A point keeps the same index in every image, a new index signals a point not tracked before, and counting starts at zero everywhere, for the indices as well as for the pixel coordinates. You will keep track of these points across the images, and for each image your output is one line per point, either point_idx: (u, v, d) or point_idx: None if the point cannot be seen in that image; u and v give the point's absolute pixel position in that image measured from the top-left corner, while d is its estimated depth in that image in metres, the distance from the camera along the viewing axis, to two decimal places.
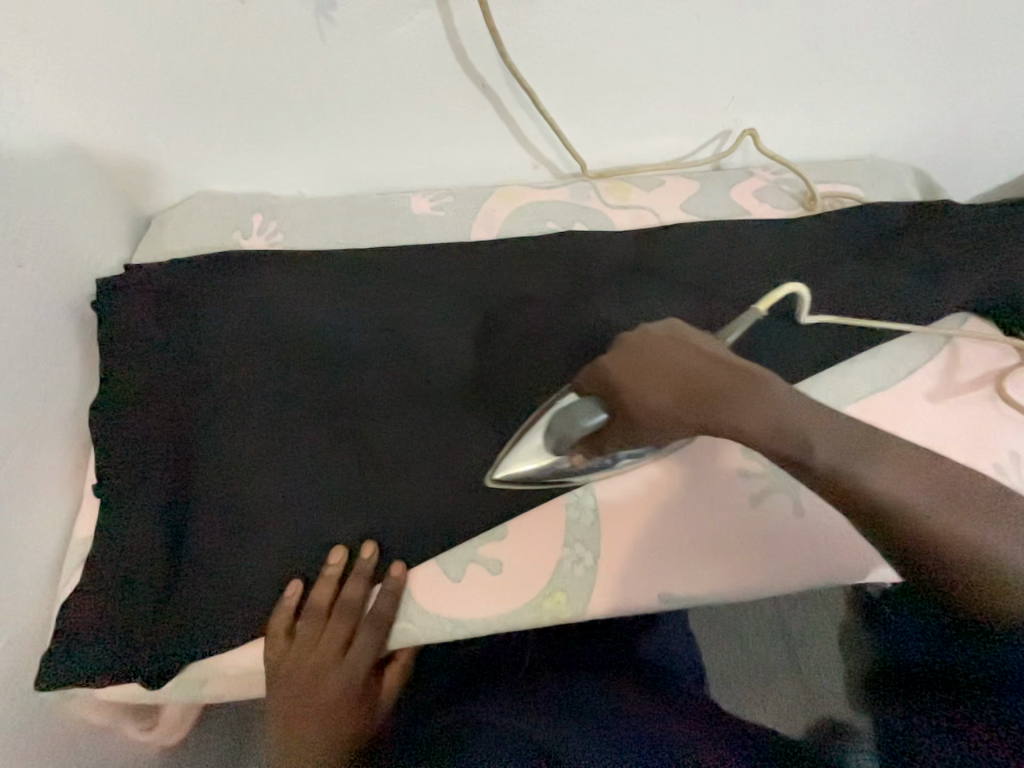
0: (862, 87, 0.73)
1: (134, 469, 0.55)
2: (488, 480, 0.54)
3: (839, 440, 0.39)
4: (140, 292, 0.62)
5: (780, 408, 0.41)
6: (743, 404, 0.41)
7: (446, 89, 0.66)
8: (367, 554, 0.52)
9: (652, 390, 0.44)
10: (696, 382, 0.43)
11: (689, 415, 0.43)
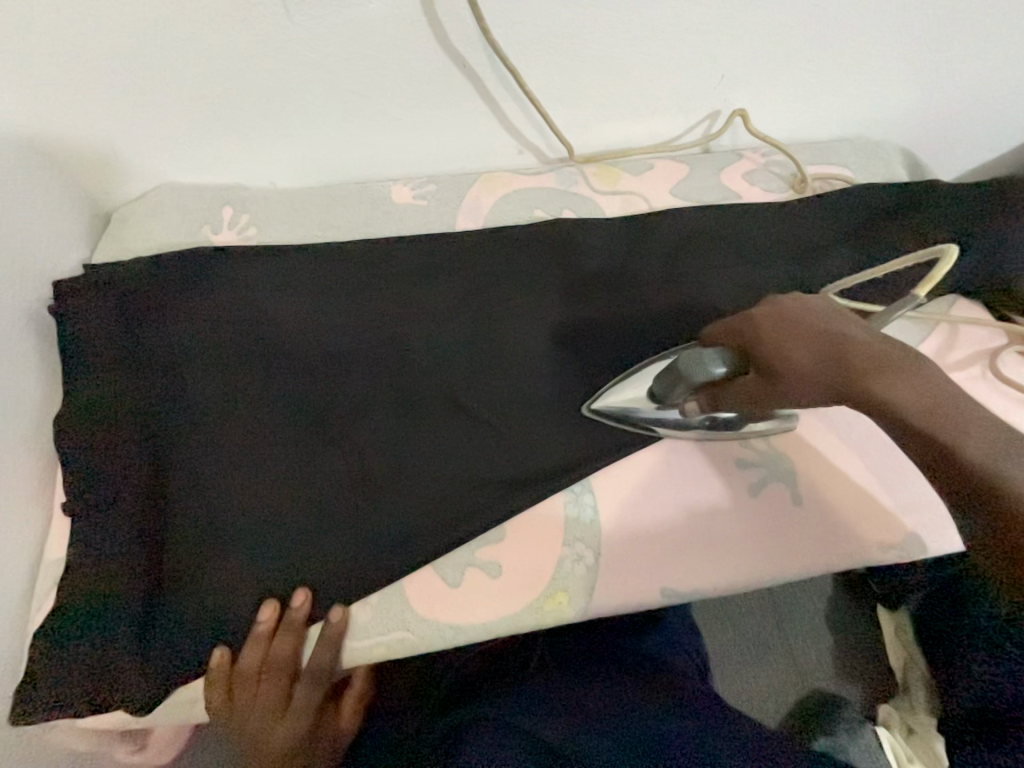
0: (859, 63, 0.70)
1: (105, 486, 0.52)
2: (587, 408, 0.57)
3: (979, 430, 0.36)
4: (102, 295, 0.58)
5: (933, 395, 0.38)
6: (889, 375, 0.40)
7: (425, 70, 0.61)
8: (299, 602, 0.49)
9: (808, 350, 0.44)
10: (849, 348, 0.42)
11: (821, 377, 0.43)
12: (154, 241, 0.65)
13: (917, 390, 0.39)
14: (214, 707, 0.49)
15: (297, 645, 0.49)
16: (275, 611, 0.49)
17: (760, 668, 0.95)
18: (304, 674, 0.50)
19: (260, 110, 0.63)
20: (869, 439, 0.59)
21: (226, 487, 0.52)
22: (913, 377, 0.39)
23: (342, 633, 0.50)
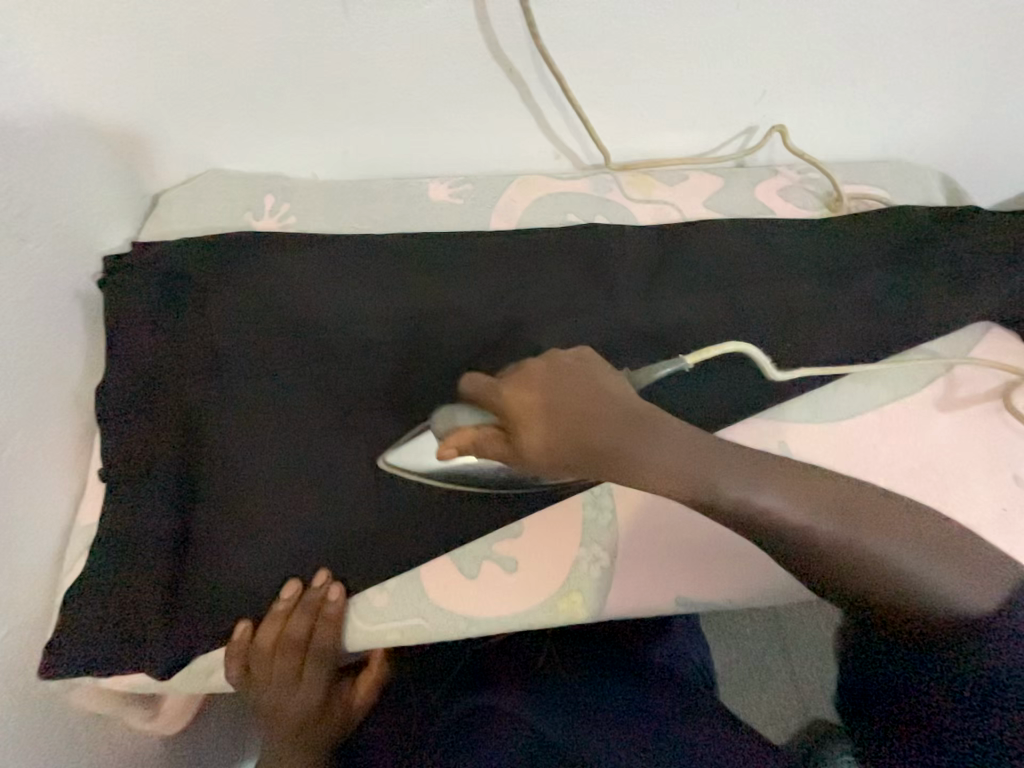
0: (899, 86, 0.70)
1: (140, 455, 0.54)
2: (381, 462, 0.53)
3: (725, 465, 0.40)
4: (147, 273, 0.60)
5: (675, 449, 0.40)
6: (647, 440, 0.40)
7: (470, 71, 0.63)
8: (318, 583, 0.51)
9: (552, 419, 0.41)
10: (589, 417, 0.41)
11: (583, 452, 0.40)
12: (197, 222, 0.67)
13: (674, 449, 0.40)
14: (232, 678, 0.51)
15: (311, 627, 0.51)
16: (296, 591, 0.50)
17: (764, 689, 0.94)
18: (315, 654, 0.52)
19: (308, 100, 0.65)
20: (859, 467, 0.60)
21: (254, 466, 0.53)
22: (681, 444, 0.40)
23: (351, 617, 0.51)
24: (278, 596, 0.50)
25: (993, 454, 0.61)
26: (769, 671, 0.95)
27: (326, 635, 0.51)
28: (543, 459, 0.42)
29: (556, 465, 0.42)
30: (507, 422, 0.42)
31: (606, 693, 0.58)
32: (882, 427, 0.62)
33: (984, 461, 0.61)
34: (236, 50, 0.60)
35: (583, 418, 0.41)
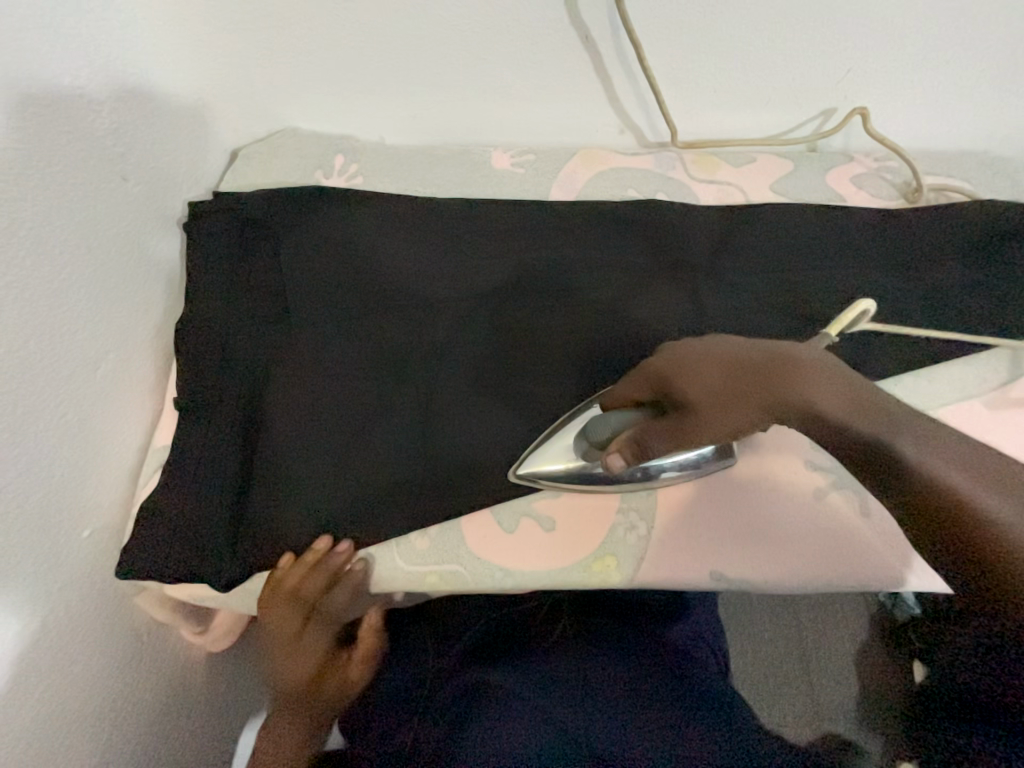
0: (996, 71, 0.66)
1: (212, 387, 0.57)
2: (510, 475, 0.54)
3: (898, 422, 0.37)
4: (227, 220, 0.64)
5: (848, 394, 0.38)
6: (826, 383, 0.39)
7: (545, 38, 0.63)
8: (345, 550, 0.53)
9: (713, 370, 0.41)
10: (758, 358, 0.40)
11: (752, 399, 0.40)
12: (272, 177, 0.70)
13: (842, 395, 0.38)
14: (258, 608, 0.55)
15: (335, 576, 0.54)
16: (325, 543, 0.53)
17: (783, 692, 0.93)
18: (325, 607, 0.54)
19: (388, 63, 0.66)
20: None
21: (314, 407, 0.56)
22: (865, 391, 0.38)
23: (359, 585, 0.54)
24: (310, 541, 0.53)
25: None
26: (789, 673, 0.94)
27: (345, 587, 0.54)
28: (713, 415, 0.42)
29: (730, 422, 0.42)
30: (667, 390, 0.44)
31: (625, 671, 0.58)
32: None
33: None
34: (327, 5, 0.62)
35: (759, 366, 0.40)
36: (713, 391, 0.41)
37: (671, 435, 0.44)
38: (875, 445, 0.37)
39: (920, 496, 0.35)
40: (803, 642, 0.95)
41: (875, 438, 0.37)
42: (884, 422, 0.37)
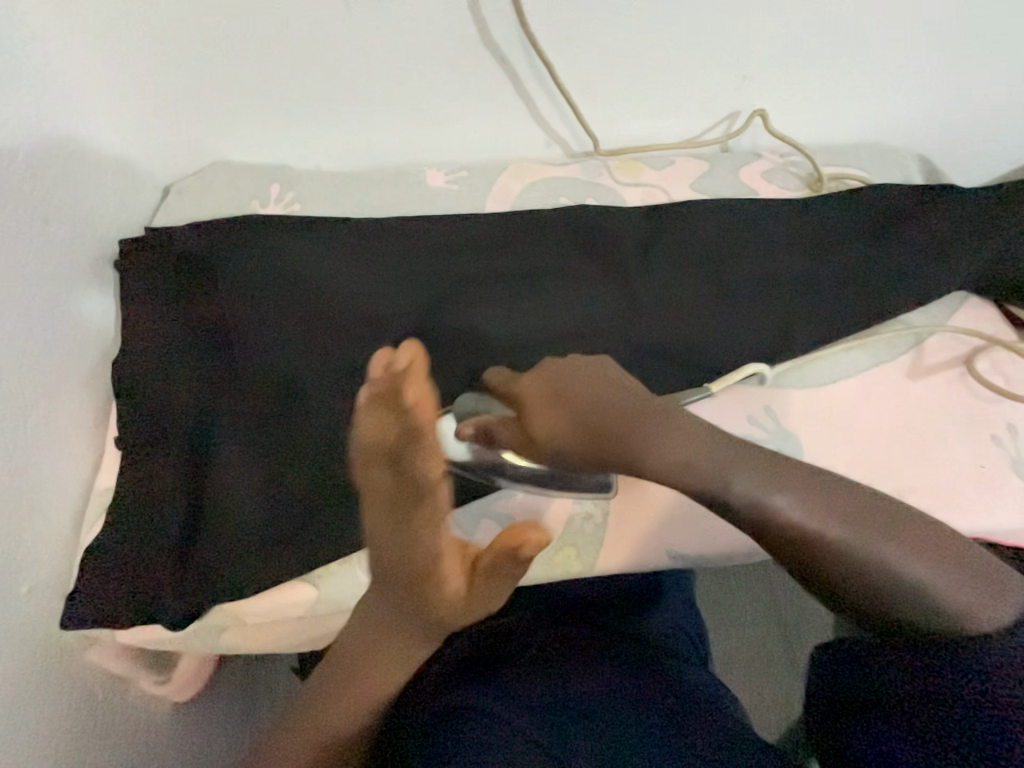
0: (870, 71, 0.74)
1: (155, 424, 0.56)
2: None
3: (719, 460, 0.46)
4: (163, 255, 0.64)
5: (689, 444, 0.47)
6: (664, 438, 0.47)
7: (464, 61, 0.67)
8: (409, 358, 0.40)
9: (559, 407, 0.48)
10: (601, 407, 0.48)
11: (601, 450, 0.47)
12: (207, 210, 0.70)
13: (689, 445, 0.47)
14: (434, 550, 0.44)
15: (399, 407, 0.40)
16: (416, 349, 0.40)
17: (762, 667, 0.96)
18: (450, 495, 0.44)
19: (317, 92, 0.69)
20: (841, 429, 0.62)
21: (264, 432, 0.56)
22: (701, 437, 0.47)
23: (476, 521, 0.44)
24: (383, 356, 0.40)
25: (971, 415, 0.63)
26: (769, 648, 0.97)
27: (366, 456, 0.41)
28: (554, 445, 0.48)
29: (570, 457, 0.48)
30: (522, 414, 0.49)
31: (605, 672, 0.55)
32: (862, 391, 0.64)
33: (960, 421, 0.63)
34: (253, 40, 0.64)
35: (605, 417, 0.47)
36: (553, 428, 0.47)
37: (518, 439, 0.50)
38: (712, 491, 0.45)
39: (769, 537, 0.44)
40: (778, 617, 0.99)
41: (730, 491, 0.45)
42: (771, 481, 0.45)
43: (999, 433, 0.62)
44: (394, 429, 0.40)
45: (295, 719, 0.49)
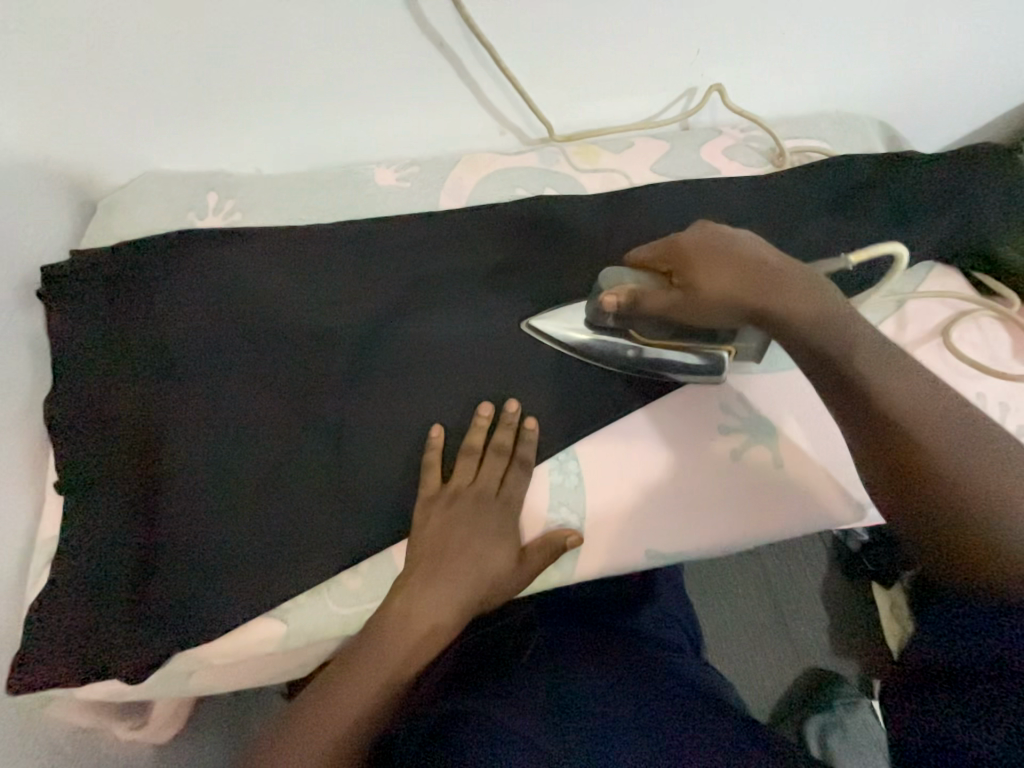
0: (827, 38, 0.71)
1: (100, 463, 0.53)
2: (523, 326, 0.60)
3: (861, 345, 0.43)
4: (92, 281, 0.59)
5: (838, 316, 0.44)
6: (817, 304, 0.44)
7: (403, 48, 0.61)
8: (514, 408, 0.56)
9: (726, 258, 0.46)
10: (763, 261, 0.45)
11: (750, 299, 0.45)
12: (140, 227, 0.65)
13: (827, 310, 0.44)
14: (500, 565, 0.52)
15: (497, 438, 0.55)
16: (518, 406, 0.56)
17: (754, 644, 0.97)
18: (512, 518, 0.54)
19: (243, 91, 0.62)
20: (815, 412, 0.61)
21: (218, 465, 0.52)
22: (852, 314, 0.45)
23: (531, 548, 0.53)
24: (490, 411, 0.55)
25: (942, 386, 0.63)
26: (761, 623, 0.98)
27: (462, 481, 0.54)
28: (704, 297, 0.47)
29: (710, 311, 0.48)
30: (682, 264, 0.48)
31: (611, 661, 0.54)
32: None
33: None
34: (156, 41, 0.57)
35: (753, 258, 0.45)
36: (707, 274, 0.46)
37: (661, 303, 0.50)
38: (826, 353, 0.44)
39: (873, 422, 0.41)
40: (768, 591, 1.00)
41: (852, 372, 0.43)
42: (904, 382, 0.42)
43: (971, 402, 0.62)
44: (503, 461, 0.55)
45: (338, 670, 0.48)
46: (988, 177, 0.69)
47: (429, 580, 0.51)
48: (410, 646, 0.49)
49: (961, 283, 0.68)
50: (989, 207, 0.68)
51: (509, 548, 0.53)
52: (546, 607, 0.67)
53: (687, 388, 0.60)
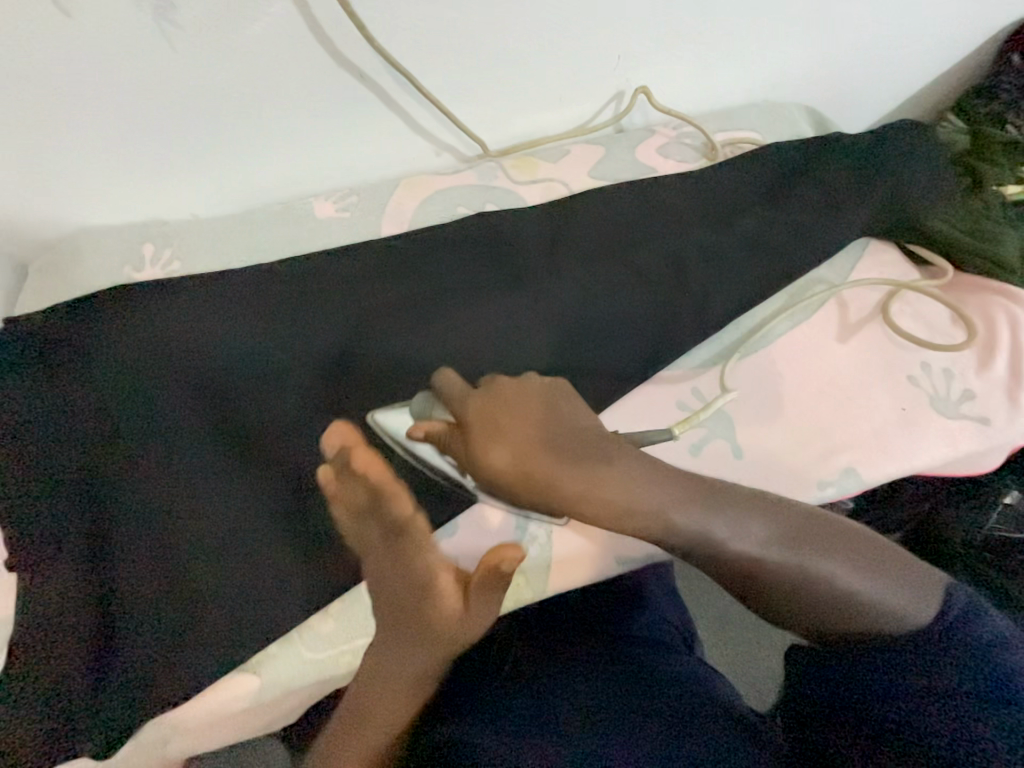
0: (741, 33, 0.73)
1: (49, 535, 0.51)
2: (369, 418, 0.55)
3: (665, 488, 0.45)
4: (26, 349, 0.57)
5: (638, 486, 0.45)
6: (610, 479, 0.44)
7: (322, 82, 0.60)
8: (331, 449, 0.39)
9: (507, 449, 0.43)
10: (538, 458, 0.44)
11: (536, 494, 0.44)
12: (72, 287, 0.63)
13: (625, 483, 0.45)
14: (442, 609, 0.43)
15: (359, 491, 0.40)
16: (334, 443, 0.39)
17: (749, 627, 0.98)
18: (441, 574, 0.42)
19: (159, 142, 0.60)
20: (771, 396, 0.62)
21: (177, 525, 0.52)
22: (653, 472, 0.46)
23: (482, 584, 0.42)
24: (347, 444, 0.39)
25: (888, 359, 0.64)
26: None
27: (352, 544, 0.43)
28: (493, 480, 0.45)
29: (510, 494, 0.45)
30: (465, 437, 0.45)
31: (601, 676, 0.55)
32: (783, 356, 0.64)
33: (880, 369, 0.64)
34: (52, 102, 0.54)
35: (557, 444, 0.44)
36: (495, 467, 0.44)
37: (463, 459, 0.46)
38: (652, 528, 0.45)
39: (739, 575, 0.45)
40: None
41: (672, 529, 0.45)
42: (715, 513, 0.45)
43: (915, 373, 0.63)
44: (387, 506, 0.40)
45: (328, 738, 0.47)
46: (908, 152, 0.71)
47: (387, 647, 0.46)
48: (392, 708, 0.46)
49: (894, 257, 0.71)
50: (913, 180, 0.70)
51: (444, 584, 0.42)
52: (534, 619, 0.67)
53: None
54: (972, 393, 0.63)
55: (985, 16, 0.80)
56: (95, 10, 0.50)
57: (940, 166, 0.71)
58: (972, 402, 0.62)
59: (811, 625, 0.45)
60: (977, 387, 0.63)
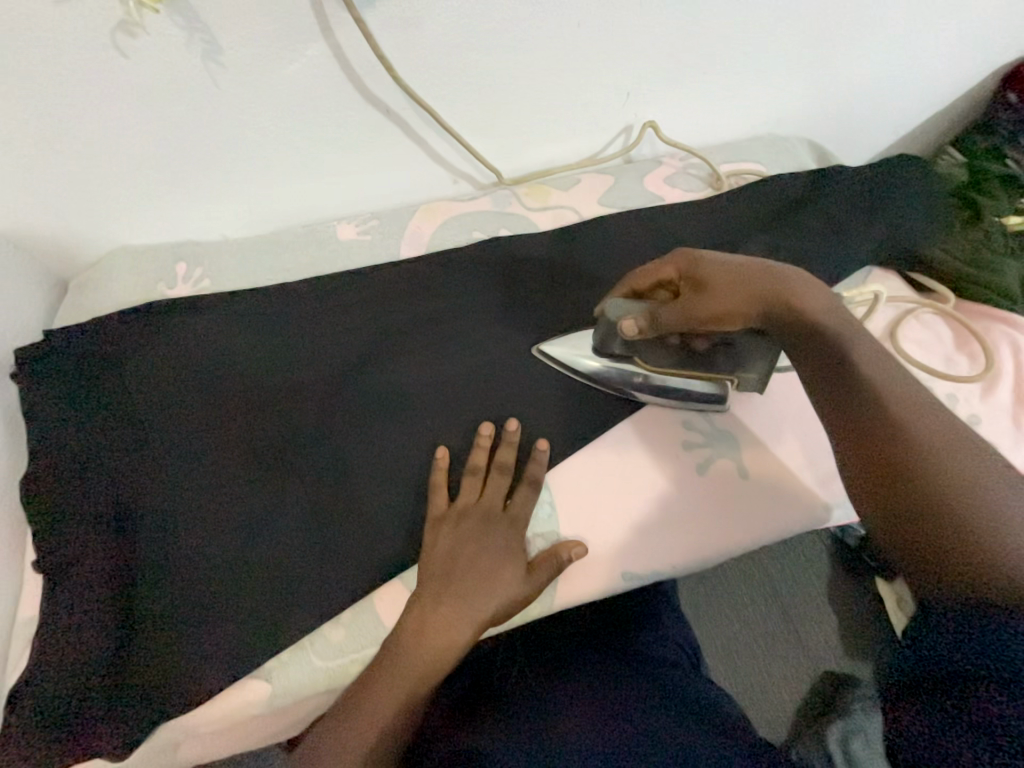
0: (746, 72, 0.77)
1: (78, 536, 0.53)
2: (533, 350, 0.64)
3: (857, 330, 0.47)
4: (63, 358, 0.60)
5: (824, 313, 0.48)
6: (816, 301, 0.48)
7: (350, 116, 0.65)
8: (444, 458, 0.57)
9: (743, 273, 0.50)
10: (777, 277, 0.50)
11: (772, 304, 0.49)
12: (109, 302, 0.67)
13: (826, 307, 0.48)
14: (511, 578, 0.52)
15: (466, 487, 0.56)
16: (446, 455, 0.57)
17: (758, 652, 0.96)
18: (520, 558, 0.53)
19: (198, 168, 0.65)
20: (778, 418, 0.63)
21: (195, 529, 0.54)
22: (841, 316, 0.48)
23: (553, 569, 0.53)
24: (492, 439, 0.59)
25: None
26: (768, 631, 0.98)
27: (434, 544, 0.53)
28: (720, 293, 0.50)
29: (729, 308, 0.50)
30: (693, 269, 0.52)
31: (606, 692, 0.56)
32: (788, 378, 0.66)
33: None
34: (104, 134, 0.59)
35: (768, 275, 0.50)
36: (751, 283, 0.50)
37: (678, 308, 0.52)
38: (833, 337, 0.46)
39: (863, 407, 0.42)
40: (771, 597, 1.00)
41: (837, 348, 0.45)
42: (882, 368, 0.44)
43: None
44: (505, 478, 0.56)
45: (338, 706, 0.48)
46: (909, 184, 0.74)
47: (422, 644, 0.49)
48: (422, 665, 0.48)
49: (897, 284, 0.72)
50: (913, 211, 0.72)
51: (517, 553, 0.54)
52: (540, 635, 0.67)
53: (645, 408, 0.62)
54: (977, 419, 0.63)
55: (983, 56, 0.84)
56: (151, 56, 0.53)
57: (940, 198, 0.74)
58: (977, 427, 0.63)
59: (920, 510, 0.38)
60: (983, 413, 0.64)
